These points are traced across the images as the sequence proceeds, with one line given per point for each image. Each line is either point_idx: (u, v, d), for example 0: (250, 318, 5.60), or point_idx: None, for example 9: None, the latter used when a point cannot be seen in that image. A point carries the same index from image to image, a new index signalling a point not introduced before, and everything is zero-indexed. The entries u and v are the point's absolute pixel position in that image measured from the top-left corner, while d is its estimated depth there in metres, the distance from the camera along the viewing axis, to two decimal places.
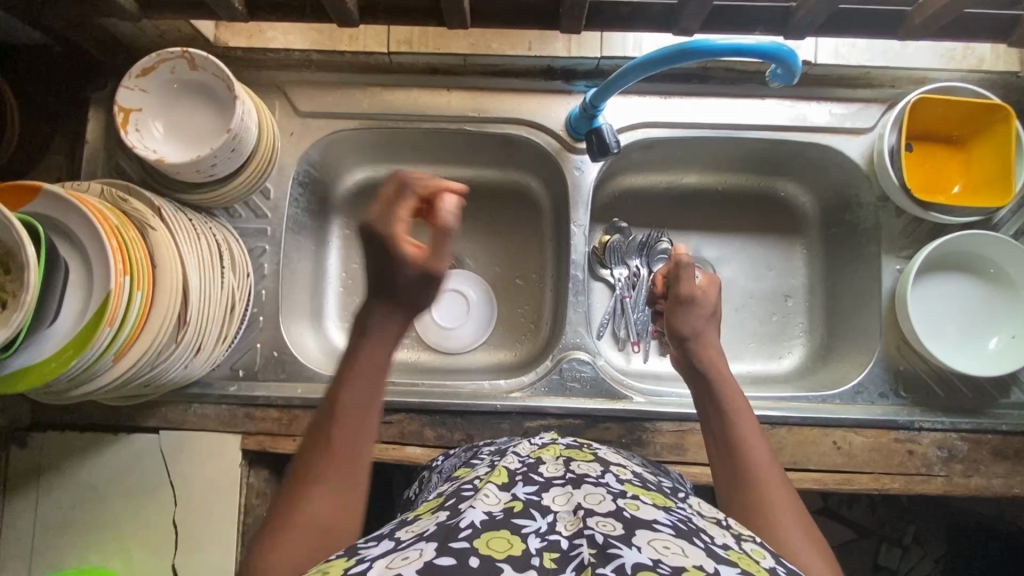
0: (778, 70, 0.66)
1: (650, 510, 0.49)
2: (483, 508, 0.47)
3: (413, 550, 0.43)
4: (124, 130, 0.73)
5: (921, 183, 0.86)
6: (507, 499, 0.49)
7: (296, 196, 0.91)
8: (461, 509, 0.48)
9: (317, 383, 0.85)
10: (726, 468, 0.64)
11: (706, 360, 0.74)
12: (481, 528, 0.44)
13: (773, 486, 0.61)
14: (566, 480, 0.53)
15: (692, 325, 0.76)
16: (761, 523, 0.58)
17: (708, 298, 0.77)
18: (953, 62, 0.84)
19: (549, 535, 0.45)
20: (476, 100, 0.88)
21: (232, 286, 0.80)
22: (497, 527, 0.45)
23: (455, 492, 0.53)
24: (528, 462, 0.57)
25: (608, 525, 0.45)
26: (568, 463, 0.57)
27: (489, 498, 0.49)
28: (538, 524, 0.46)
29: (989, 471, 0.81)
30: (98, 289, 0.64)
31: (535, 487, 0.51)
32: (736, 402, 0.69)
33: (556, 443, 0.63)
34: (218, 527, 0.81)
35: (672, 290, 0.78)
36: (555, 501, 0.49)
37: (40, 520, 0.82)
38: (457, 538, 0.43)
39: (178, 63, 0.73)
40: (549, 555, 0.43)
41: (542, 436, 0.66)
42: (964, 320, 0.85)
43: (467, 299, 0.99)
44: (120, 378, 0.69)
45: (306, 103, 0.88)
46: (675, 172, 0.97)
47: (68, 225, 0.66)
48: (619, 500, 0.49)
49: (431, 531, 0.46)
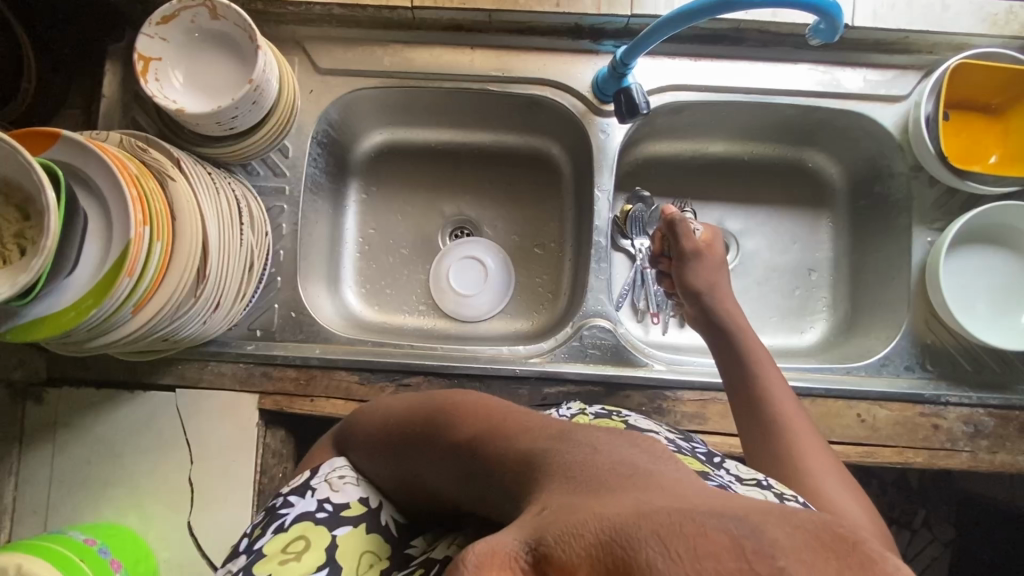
0: (820, 26, 0.63)
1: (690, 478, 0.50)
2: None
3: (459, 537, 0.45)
4: (143, 79, 0.71)
5: (956, 153, 0.84)
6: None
7: (315, 156, 0.89)
8: None
9: (334, 345, 0.84)
10: (751, 425, 0.64)
11: (731, 322, 0.73)
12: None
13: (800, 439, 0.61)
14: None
15: (705, 279, 0.76)
16: (796, 474, 0.58)
17: (713, 251, 0.78)
18: (996, 27, 0.81)
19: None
20: (500, 59, 0.86)
21: (251, 244, 0.79)
22: None
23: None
24: None
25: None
26: None
27: None
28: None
29: (1016, 447, 0.80)
30: (118, 238, 0.63)
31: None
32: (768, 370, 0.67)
33: (585, 413, 0.66)
34: (234, 487, 0.81)
35: (675, 247, 0.78)
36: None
37: (56, 475, 0.81)
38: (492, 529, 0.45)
39: (199, 11, 0.72)
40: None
41: (569, 407, 0.68)
42: (995, 295, 0.83)
43: (487, 267, 0.97)
44: (139, 331, 0.68)
45: (326, 60, 0.86)
46: (700, 140, 0.95)
47: (88, 173, 0.64)
48: None
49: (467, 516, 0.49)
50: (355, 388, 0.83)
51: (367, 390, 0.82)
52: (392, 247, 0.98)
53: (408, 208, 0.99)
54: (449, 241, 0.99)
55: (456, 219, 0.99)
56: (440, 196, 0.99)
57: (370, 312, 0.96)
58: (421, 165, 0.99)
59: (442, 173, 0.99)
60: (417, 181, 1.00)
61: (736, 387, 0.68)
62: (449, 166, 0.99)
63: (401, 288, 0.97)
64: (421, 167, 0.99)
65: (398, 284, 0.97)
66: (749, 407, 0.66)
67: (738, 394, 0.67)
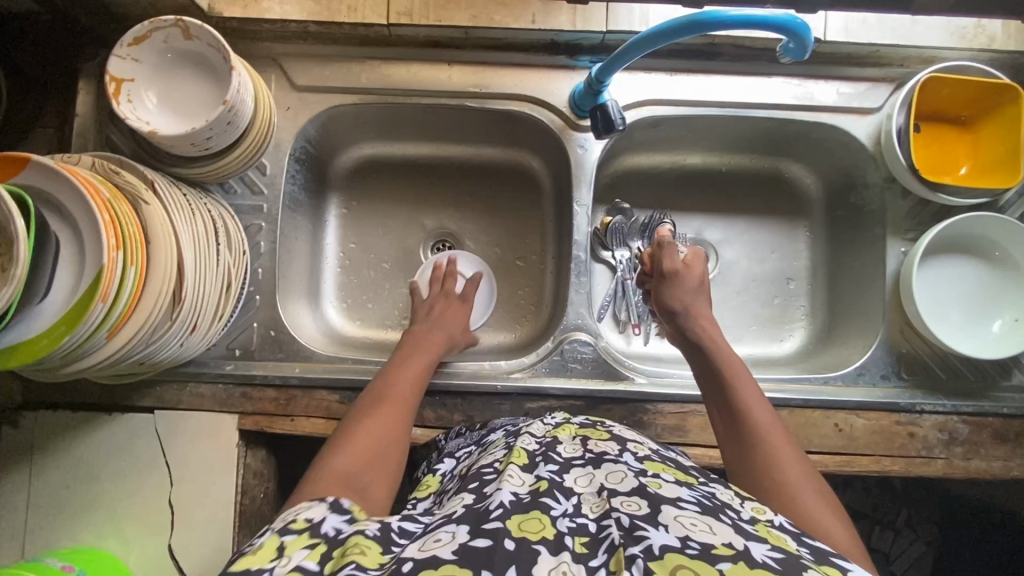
0: (790, 44, 0.64)
1: (672, 487, 0.52)
2: (510, 489, 0.51)
3: (445, 532, 0.47)
4: (115, 101, 0.70)
5: (927, 165, 0.85)
6: (533, 480, 0.53)
7: (293, 173, 0.89)
8: (488, 492, 0.51)
9: (313, 364, 0.84)
10: (733, 440, 0.63)
11: (702, 332, 0.76)
12: (511, 509, 0.48)
13: (778, 448, 0.60)
14: (586, 460, 0.58)
15: (680, 299, 0.80)
16: (771, 485, 0.57)
17: (693, 272, 0.82)
18: (964, 41, 0.82)
19: (577, 517, 0.49)
20: (477, 75, 0.86)
21: (228, 263, 0.79)
22: (527, 509, 0.49)
23: (477, 472, 0.57)
24: (544, 442, 0.62)
25: (632, 505, 0.48)
26: (585, 442, 0.62)
27: (514, 479, 0.53)
28: (564, 506, 0.50)
29: (989, 454, 0.81)
30: (91, 264, 0.62)
31: (556, 467, 0.56)
32: (737, 372, 0.69)
33: (569, 422, 0.68)
34: (215, 508, 0.80)
35: (658, 268, 0.84)
36: (578, 482, 0.54)
37: (32, 501, 0.80)
38: (488, 520, 0.47)
39: (172, 32, 0.71)
40: (580, 538, 0.47)
41: (555, 416, 0.70)
42: (968, 303, 0.85)
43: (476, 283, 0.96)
44: (113, 356, 0.67)
45: (303, 77, 0.86)
46: (679, 152, 0.96)
47: (59, 198, 0.63)
48: (641, 478, 0.53)
49: (460, 513, 0.49)
50: (336, 407, 0.82)
51: (348, 408, 0.82)
52: (374, 262, 0.98)
53: (388, 222, 0.99)
54: (431, 255, 0.99)
55: (437, 233, 0.99)
56: (421, 210, 0.99)
57: (352, 327, 0.95)
58: (401, 179, 0.99)
59: (422, 187, 0.99)
60: (397, 196, 0.99)
61: (711, 394, 0.69)
62: (429, 180, 0.99)
63: (383, 303, 0.97)
64: (401, 181, 0.99)
65: (380, 298, 0.97)
66: (733, 424, 0.64)
67: (720, 413, 0.67)
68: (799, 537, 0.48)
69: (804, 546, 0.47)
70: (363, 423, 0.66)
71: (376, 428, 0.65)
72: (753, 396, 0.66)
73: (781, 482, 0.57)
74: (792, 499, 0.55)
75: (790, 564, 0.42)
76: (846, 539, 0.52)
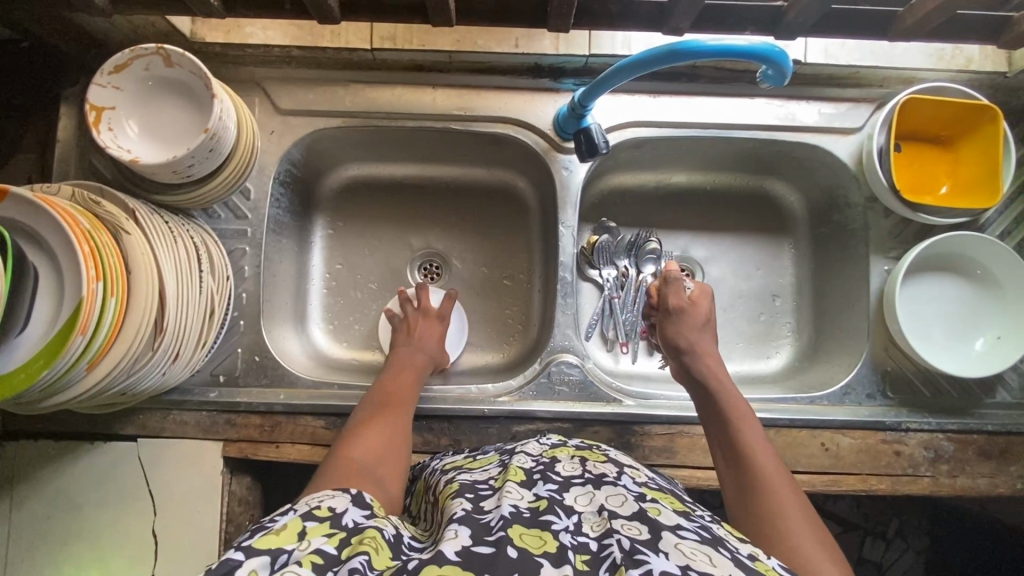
0: (769, 71, 0.64)
1: (671, 514, 0.51)
2: (510, 503, 0.51)
3: (450, 530, 0.48)
4: (96, 130, 0.70)
5: (908, 184, 0.86)
6: (533, 498, 0.53)
7: (278, 196, 0.88)
8: (487, 506, 0.51)
9: (298, 390, 0.83)
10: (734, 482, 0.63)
11: (706, 370, 0.76)
12: (511, 524, 0.48)
13: (779, 491, 0.59)
14: (585, 480, 0.57)
15: (683, 335, 0.80)
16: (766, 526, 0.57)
17: (699, 309, 0.83)
18: (942, 62, 0.84)
19: (578, 534, 0.49)
20: (461, 97, 0.86)
21: (211, 289, 0.78)
22: (529, 524, 0.49)
23: (472, 487, 0.56)
24: (542, 462, 0.61)
25: (633, 529, 0.48)
26: (582, 462, 0.61)
27: (513, 494, 0.53)
28: (564, 522, 0.50)
29: (975, 471, 0.81)
30: (70, 295, 0.62)
31: (556, 486, 0.55)
32: (739, 410, 0.69)
33: (565, 444, 0.67)
34: (200, 537, 0.79)
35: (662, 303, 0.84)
36: (578, 501, 0.53)
37: (13, 533, 0.79)
38: (490, 533, 0.47)
39: (153, 60, 0.71)
40: (582, 556, 0.46)
41: (551, 437, 0.69)
42: (951, 321, 0.85)
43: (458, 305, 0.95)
44: (93, 388, 0.66)
45: (286, 101, 0.85)
46: (663, 171, 0.96)
47: (38, 231, 0.63)
48: (641, 503, 0.53)
49: (460, 516, 0.50)
50: (321, 433, 0.82)
51: (334, 434, 0.82)
52: (360, 283, 0.97)
53: (374, 243, 0.98)
54: (418, 275, 0.98)
55: (424, 253, 0.99)
56: (408, 230, 0.99)
57: (338, 349, 0.95)
58: (386, 200, 0.99)
59: (408, 207, 0.99)
60: (383, 217, 0.99)
61: (713, 430, 0.70)
62: (415, 200, 0.99)
63: (370, 324, 0.96)
64: (387, 202, 0.99)
65: (366, 320, 0.96)
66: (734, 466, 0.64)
67: (721, 450, 0.67)
68: None
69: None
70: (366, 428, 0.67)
71: (377, 433, 0.66)
72: (755, 438, 0.66)
73: (781, 526, 0.56)
74: (789, 541, 0.54)
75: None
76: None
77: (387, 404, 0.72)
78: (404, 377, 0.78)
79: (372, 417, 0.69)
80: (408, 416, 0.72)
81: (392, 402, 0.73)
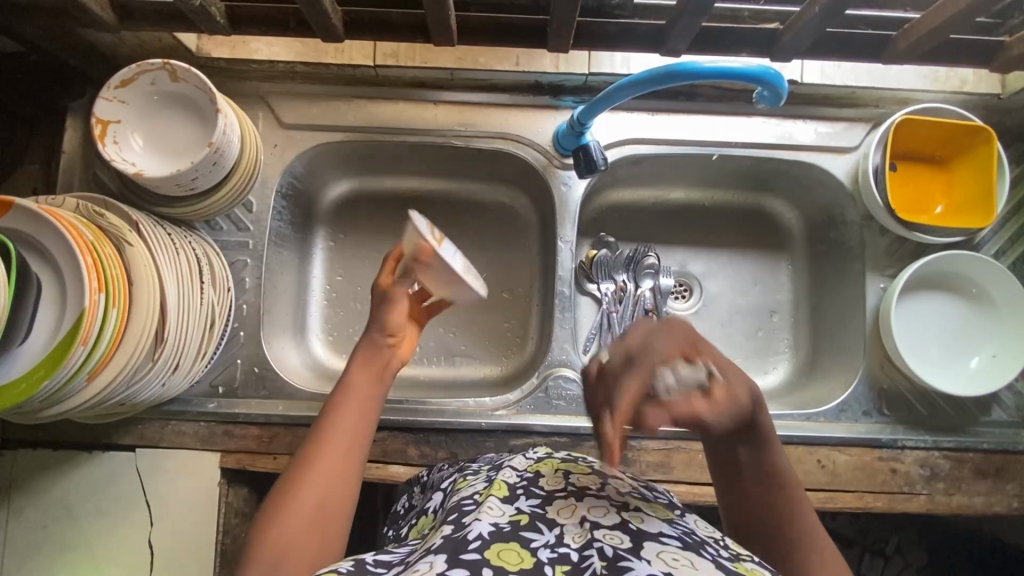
0: (764, 92, 0.66)
1: (653, 522, 0.53)
2: (489, 520, 0.52)
3: (424, 563, 0.47)
4: (101, 143, 0.71)
5: (903, 203, 0.87)
6: (513, 512, 0.53)
7: (280, 209, 0.89)
8: (466, 521, 0.52)
9: (297, 402, 0.84)
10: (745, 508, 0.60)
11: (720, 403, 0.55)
12: (490, 540, 0.49)
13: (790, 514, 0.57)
14: (568, 492, 0.57)
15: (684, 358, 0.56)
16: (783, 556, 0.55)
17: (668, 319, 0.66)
18: (937, 83, 0.85)
19: (559, 547, 0.50)
20: (462, 113, 0.87)
21: (213, 301, 0.79)
22: (507, 539, 0.50)
23: (456, 505, 0.56)
24: (526, 475, 0.60)
25: (615, 538, 0.50)
26: (566, 475, 0.60)
27: (494, 510, 0.53)
28: (546, 537, 0.51)
29: (971, 490, 0.81)
30: (72, 307, 0.62)
31: (538, 501, 0.55)
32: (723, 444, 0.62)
33: (551, 457, 0.65)
34: (196, 548, 0.80)
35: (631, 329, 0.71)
36: (561, 513, 0.54)
37: (9, 542, 0.79)
38: (466, 549, 0.48)
39: (159, 75, 0.72)
40: (561, 567, 0.48)
41: (536, 448, 0.68)
42: (948, 339, 0.86)
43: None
44: (92, 398, 0.66)
45: (290, 115, 0.87)
46: (662, 187, 0.97)
47: (42, 242, 0.64)
48: (624, 512, 0.54)
49: (438, 544, 0.50)
50: None
51: None
52: (360, 294, 0.97)
53: (375, 255, 0.99)
54: None
55: None
56: None
57: (337, 361, 0.95)
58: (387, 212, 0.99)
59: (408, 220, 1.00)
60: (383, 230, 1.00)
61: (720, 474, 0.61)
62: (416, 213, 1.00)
63: None
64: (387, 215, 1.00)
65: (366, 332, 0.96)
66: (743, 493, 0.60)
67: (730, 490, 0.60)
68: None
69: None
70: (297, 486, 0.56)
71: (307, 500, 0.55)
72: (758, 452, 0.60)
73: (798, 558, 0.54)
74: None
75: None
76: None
77: (340, 426, 0.61)
78: (359, 389, 0.64)
79: (323, 444, 0.59)
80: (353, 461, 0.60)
81: (350, 417, 0.62)
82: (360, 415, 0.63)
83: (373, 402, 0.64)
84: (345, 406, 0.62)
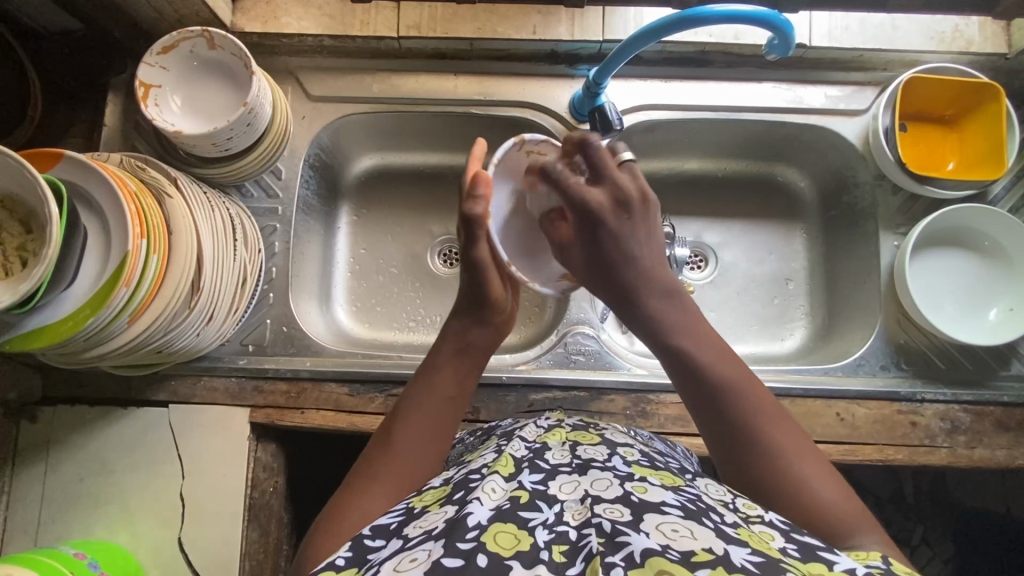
0: (775, 41, 0.69)
1: (657, 491, 0.49)
2: (489, 502, 0.47)
3: (421, 551, 0.44)
4: (143, 104, 0.75)
5: (916, 161, 0.88)
6: (512, 489, 0.49)
7: (307, 178, 0.93)
8: (466, 501, 0.48)
9: (323, 358, 0.87)
10: (697, 399, 0.58)
11: None
12: (486, 524, 0.45)
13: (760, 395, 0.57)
14: (573, 467, 0.53)
15: None
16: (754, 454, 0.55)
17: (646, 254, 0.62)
18: (943, 44, 0.86)
19: (557, 526, 0.46)
20: (482, 84, 0.91)
21: (244, 259, 0.82)
22: (504, 520, 0.45)
23: (461, 481, 0.52)
24: (533, 448, 0.57)
25: (615, 511, 0.45)
26: (574, 448, 0.57)
27: (493, 490, 0.49)
28: (545, 515, 0.47)
29: (993, 442, 0.81)
30: (115, 248, 0.65)
31: (541, 476, 0.51)
32: None
33: (562, 425, 0.63)
34: (225, 500, 0.82)
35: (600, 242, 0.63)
36: (562, 489, 0.50)
37: (46, 494, 0.82)
38: (463, 538, 0.43)
39: (197, 41, 0.77)
40: (558, 547, 0.44)
41: (548, 419, 0.66)
42: (964, 295, 0.87)
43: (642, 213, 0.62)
44: (132, 341, 0.70)
45: (317, 88, 0.91)
46: (677, 158, 0.99)
47: (87, 188, 0.67)
48: (626, 485, 0.50)
49: (439, 528, 0.46)
50: (345, 400, 0.84)
51: (357, 401, 0.84)
52: (382, 267, 1.00)
53: (396, 228, 1.02)
54: (436, 259, 1.01)
55: (443, 239, 1.02)
56: (427, 216, 1.02)
57: (360, 329, 0.97)
58: (406, 187, 1.03)
59: (428, 193, 1.03)
60: (402, 205, 1.02)
61: None
62: (435, 186, 1.03)
63: (392, 305, 0.99)
64: (406, 190, 1.03)
65: (388, 301, 0.99)
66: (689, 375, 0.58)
67: None
68: (788, 533, 0.48)
69: (792, 542, 0.46)
70: (392, 434, 0.60)
71: (397, 445, 0.59)
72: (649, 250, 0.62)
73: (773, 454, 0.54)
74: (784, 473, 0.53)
75: (770, 569, 0.40)
76: (839, 502, 0.52)
77: (431, 389, 0.62)
78: (451, 361, 0.64)
79: (414, 401, 0.62)
80: (439, 418, 0.61)
81: (435, 396, 0.62)
82: (444, 411, 0.62)
83: (460, 399, 0.63)
84: (439, 374, 0.63)
